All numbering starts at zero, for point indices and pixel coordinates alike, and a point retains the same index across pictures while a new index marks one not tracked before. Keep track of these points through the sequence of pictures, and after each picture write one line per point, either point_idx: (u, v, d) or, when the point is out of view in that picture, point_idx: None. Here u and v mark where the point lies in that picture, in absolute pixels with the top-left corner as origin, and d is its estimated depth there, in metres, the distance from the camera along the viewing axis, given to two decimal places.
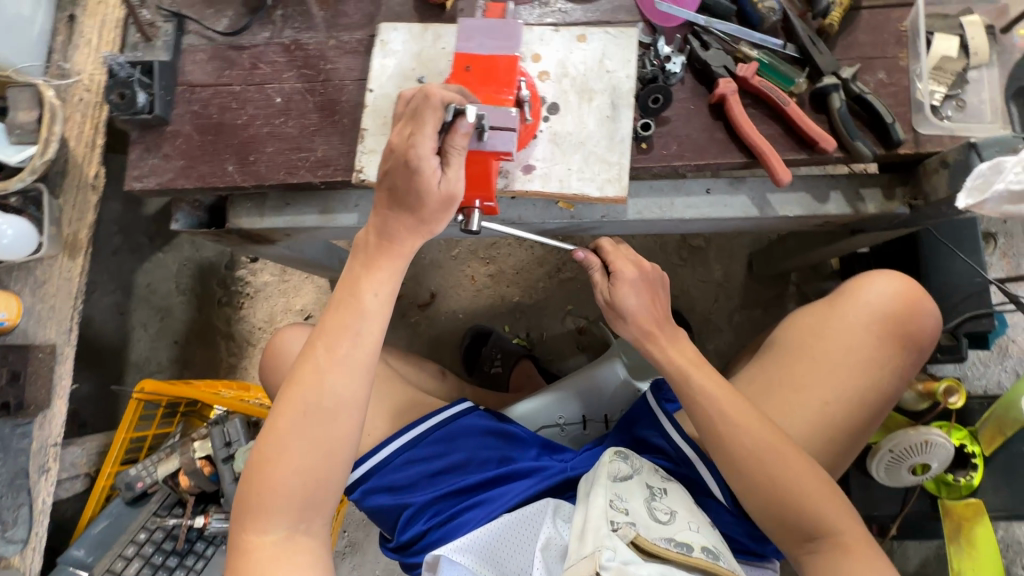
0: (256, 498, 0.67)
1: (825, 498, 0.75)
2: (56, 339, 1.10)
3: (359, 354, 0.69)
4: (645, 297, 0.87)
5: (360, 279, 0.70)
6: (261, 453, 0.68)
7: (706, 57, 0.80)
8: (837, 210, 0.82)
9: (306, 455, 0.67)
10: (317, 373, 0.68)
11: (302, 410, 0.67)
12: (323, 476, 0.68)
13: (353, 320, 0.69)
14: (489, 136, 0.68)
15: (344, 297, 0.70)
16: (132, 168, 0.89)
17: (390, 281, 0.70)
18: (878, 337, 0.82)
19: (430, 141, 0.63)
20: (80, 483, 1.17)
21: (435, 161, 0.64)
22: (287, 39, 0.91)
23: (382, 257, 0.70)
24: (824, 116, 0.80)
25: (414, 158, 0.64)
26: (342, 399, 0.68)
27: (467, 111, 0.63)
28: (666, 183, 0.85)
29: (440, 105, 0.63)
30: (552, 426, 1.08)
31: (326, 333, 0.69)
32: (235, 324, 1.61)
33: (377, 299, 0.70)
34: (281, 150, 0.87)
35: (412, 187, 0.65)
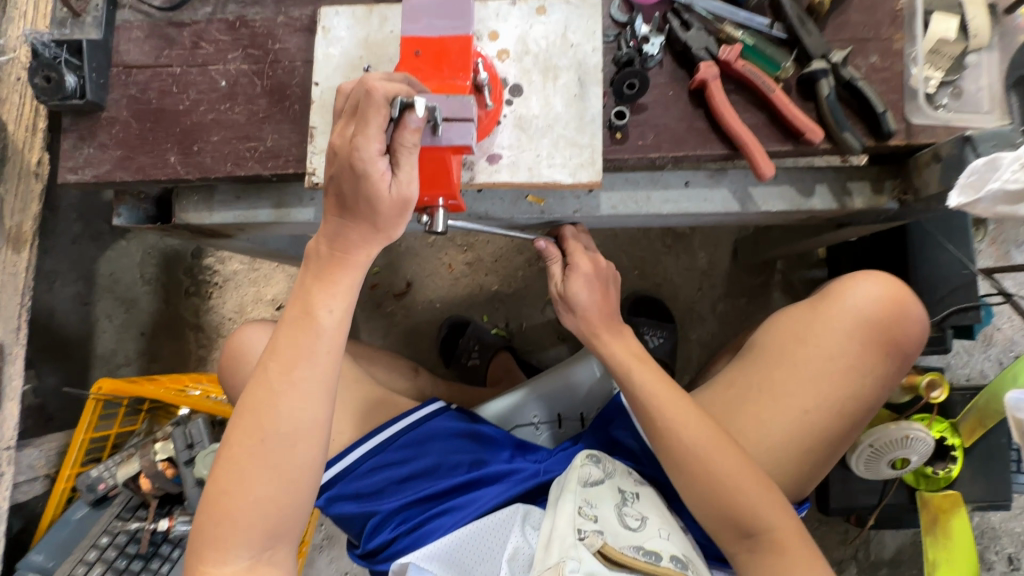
0: (211, 530, 0.63)
1: (776, 509, 0.72)
2: (4, 338, 1.04)
3: (319, 377, 0.65)
4: (598, 293, 0.88)
5: (315, 294, 0.65)
6: (217, 483, 0.64)
7: (687, 39, 0.74)
8: (822, 204, 0.77)
9: (265, 485, 0.64)
10: (271, 395, 0.64)
11: (258, 437, 0.63)
12: (284, 505, 0.65)
13: (308, 340, 0.64)
14: (443, 129, 0.60)
15: (298, 315, 0.65)
16: (66, 159, 0.82)
17: (346, 297, 0.65)
18: (862, 343, 0.79)
19: (375, 142, 0.57)
20: (40, 485, 1.13)
21: (384, 163, 0.58)
22: (231, 15, 0.83)
23: (338, 271, 0.64)
24: (812, 104, 0.74)
25: (359, 162, 0.58)
26: (299, 423, 0.64)
27: (416, 104, 0.55)
28: (643, 176, 0.80)
29: (383, 101, 0.56)
30: (527, 425, 1.04)
31: (277, 353, 0.64)
32: (204, 314, 1.55)
33: (333, 317, 0.65)
34: (227, 139, 0.81)
35: (360, 193, 0.59)
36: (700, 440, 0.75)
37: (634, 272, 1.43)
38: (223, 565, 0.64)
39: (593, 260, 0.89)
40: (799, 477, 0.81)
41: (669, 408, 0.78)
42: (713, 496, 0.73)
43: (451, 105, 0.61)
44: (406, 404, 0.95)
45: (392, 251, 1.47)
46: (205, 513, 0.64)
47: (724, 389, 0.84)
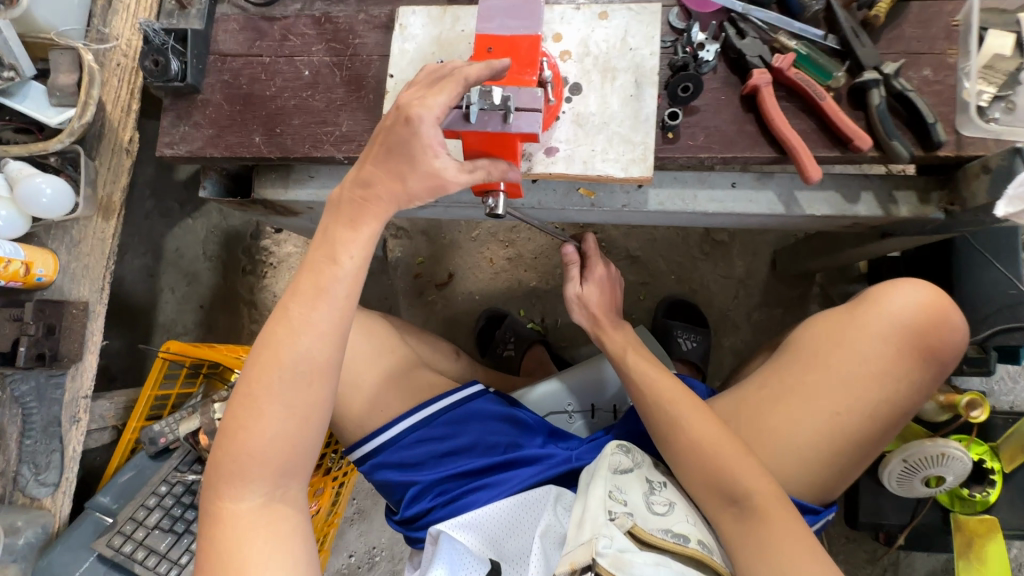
0: (232, 464, 0.70)
1: (753, 472, 0.78)
2: (89, 296, 1.15)
3: (335, 319, 0.70)
4: (606, 294, 1.06)
5: (339, 239, 0.69)
6: (235, 420, 0.70)
7: (742, 46, 0.78)
8: (867, 211, 0.79)
9: (281, 421, 0.70)
10: (291, 333, 0.69)
11: (272, 373, 0.69)
12: (294, 441, 0.70)
13: (327, 283, 0.69)
14: (515, 117, 0.66)
15: (319, 260, 0.69)
16: (164, 134, 0.91)
17: (366, 245, 0.69)
18: (898, 349, 0.81)
19: (439, 109, 0.63)
20: (108, 435, 1.23)
21: (453, 161, 0.66)
22: (318, 12, 0.91)
23: (359, 216, 0.68)
24: (862, 113, 0.77)
25: (414, 118, 0.63)
26: (314, 362, 0.69)
27: (492, 92, 0.64)
28: (691, 176, 0.84)
29: (463, 82, 0.63)
30: (561, 413, 1.06)
31: (299, 293, 0.69)
32: (258, 292, 1.66)
33: (354, 262, 0.69)
34: (307, 123, 0.88)
35: (409, 150, 0.64)
36: (696, 423, 0.83)
37: (671, 277, 1.46)
38: (238, 501, 0.71)
39: (608, 267, 1.07)
40: (828, 479, 0.83)
41: (675, 404, 0.86)
42: (718, 480, 0.79)
43: (522, 96, 0.66)
44: (448, 382, 1.00)
45: (436, 243, 1.54)
46: (221, 449, 0.70)
47: (756, 388, 0.87)
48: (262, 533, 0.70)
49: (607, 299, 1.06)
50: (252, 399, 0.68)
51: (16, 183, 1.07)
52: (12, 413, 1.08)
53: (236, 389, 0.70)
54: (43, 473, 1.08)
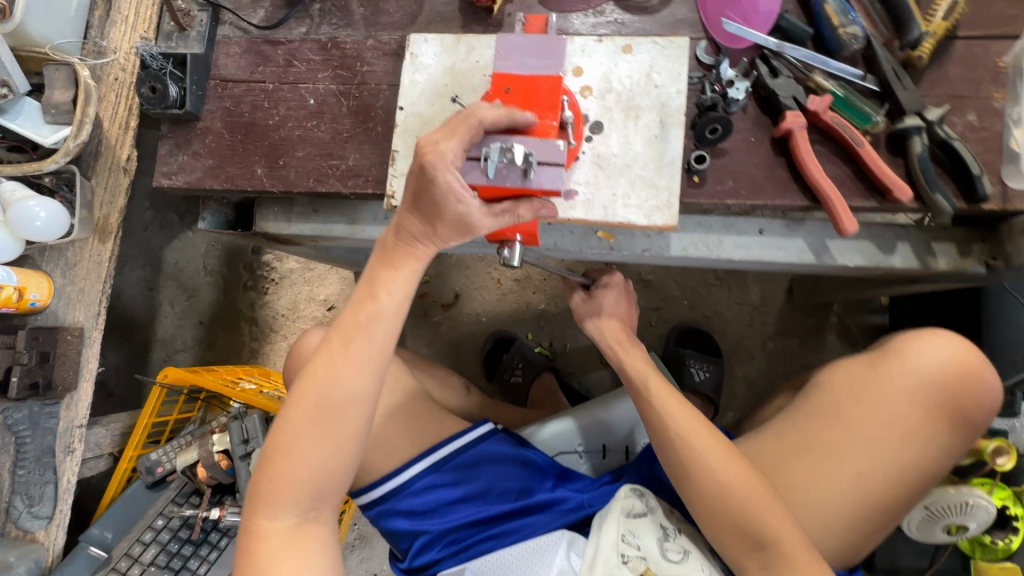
0: (266, 487, 0.68)
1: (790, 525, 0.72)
2: (84, 322, 1.11)
3: (375, 355, 0.66)
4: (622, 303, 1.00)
5: (378, 277, 0.65)
6: (275, 444, 0.68)
7: (775, 86, 0.73)
8: (903, 263, 0.75)
9: (316, 449, 0.67)
10: (330, 367, 0.66)
11: (313, 402, 0.66)
12: (332, 470, 0.68)
13: (368, 321, 0.65)
14: (537, 173, 0.59)
15: (361, 294, 0.66)
16: (162, 163, 0.87)
17: (407, 284, 0.65)
18: (926, 409, 0.78)
19: (453, 154, 0.56)
20: (104, 462, 1.19)
21: (478, 203, 0.58)
22: (324, 36, 0.86)
23: (399, 257, 0.65)
24: (901, 161, 0.72)
25: (430, 167, 0.56)
26: (350, 398, 0.66)
27: (514, 151, 0.58)
28: (716, 220, 0.79)
29: (477, 126, 0.58)
30: (572, 453, 1.03)
31: (341, 326, 0.67)
32: (258, 308, 1.60)
33: (393, 300, 0.65)
34: (312, 156, 0.84)
35: (429, 197, 0.58)
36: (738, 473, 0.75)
37: (684, 303, 1.42)
38: (274, 519, 0.68)
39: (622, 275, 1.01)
40: (851, 543, 0.80)
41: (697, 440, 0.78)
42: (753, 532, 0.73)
43: (544, 146, 0.60)
44: (456, 422, 0.97)
45: (442, 262, 1.50)
46: (261, 471, 0.68)
47: (773, 440, 0.83)
48: (292, 554, 0.67)
49: (622, 311, 0.99)
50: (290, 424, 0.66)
51: (9, 206, 1.03)
52: (5, 443, 1.05)
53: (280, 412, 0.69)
54: (36, 505, 1.06)
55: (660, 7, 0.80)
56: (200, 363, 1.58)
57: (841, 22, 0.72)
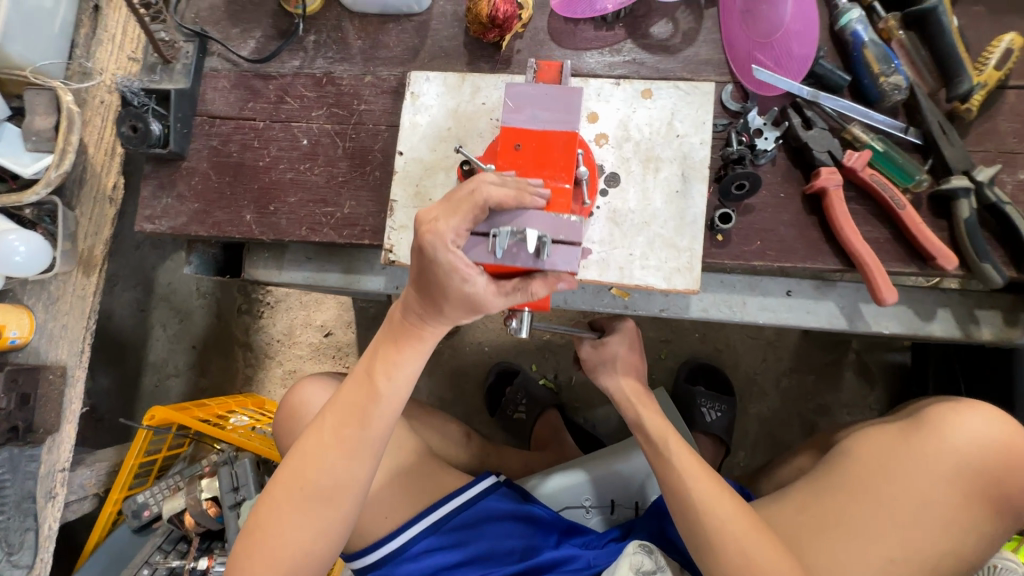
0: (242, 566, 0.62)
1: None
2: (68, 360, 1.06)
3: (371, 439, 0.63)
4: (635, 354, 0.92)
5: (379, 358, 0.63)
6: (257, 519, 0.63)
7: (808, 138, 0.67)
8: (943, 331, 0.69)
9: (300, 528, 0.63)
10: (320, 445, 0.63)
11: (298, 483, 0.63)
12: (315, 549, 0.63)
13: (365, 403, 0.63)
14: (550, 253, 0.53)
15: (362, 374, 0.64)
16: (144, 206, 0.81)
17: (410, 368, 0.63)
18: (965, 495, 0.74)
19: (453, 233, 0.51)
20: (88, 504, 1.14)
21: (485, 279, 0.53)
22: (319, 71, 0.80)
23: (403, 340, 0.62)
24: (945, 223, 0.66)
25: (429, 248, 0.51)
26: (339, 480, 0.63)
27: (528, 238, 0.51)
28: (740, 280, 0.73)
29: (483, 205, 0.51)
30: (578, 508, 0.97)
31: (337, 406, 0.64)
32: (254, 333, 1.52)
33: (392, 385, 0.63)
34: (305, 202, 0.78)
35: (432, 277, 0.53)
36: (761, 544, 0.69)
37: (695, 335, 1.36)
38: None
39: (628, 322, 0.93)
40: None
41: (718, 505, 0.72)
42: None
43: (560, 226, 0.53)
44: (457, 476, 0.92)
45: None
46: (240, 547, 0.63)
47: (795, 512, 0.78)
48: None
49: (635, 361, 0.92)
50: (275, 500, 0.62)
51: None
52: None
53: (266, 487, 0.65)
54: (16, 554, 1.01)
55: (682, 46, 0.73)
56: (192, 389, 1.53)
57: (883, 71, 0.66)
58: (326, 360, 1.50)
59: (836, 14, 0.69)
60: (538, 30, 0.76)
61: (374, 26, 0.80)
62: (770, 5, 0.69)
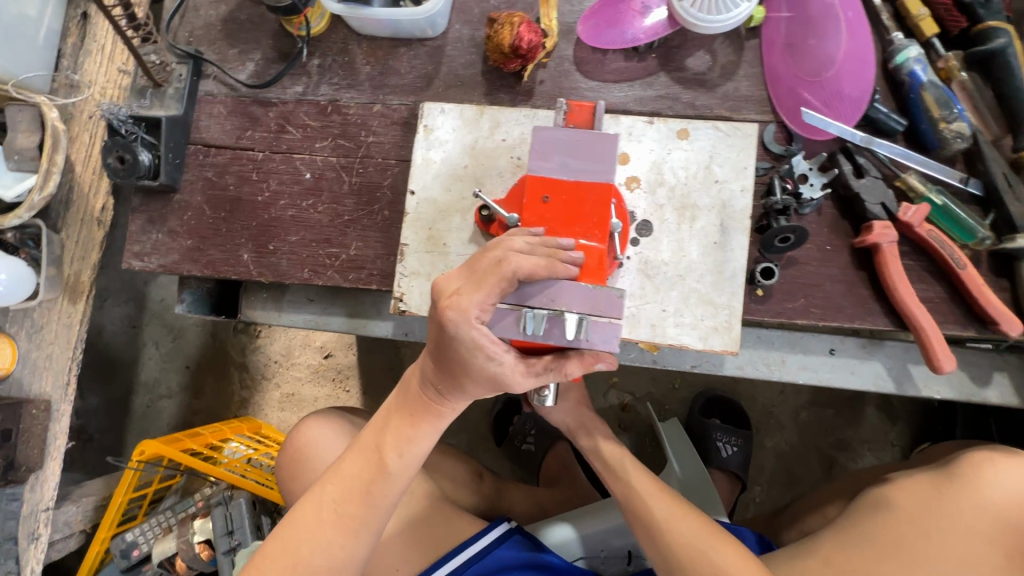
0: None
1: None
2: (52, 393, 0.99)
3: (373, 519, 0.58)
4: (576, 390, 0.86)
5: (390, 431, 0.58)
6: None
7: (860, 188, 0.61)
8: (999, 397, 0.64)
9: None
10: (319, 520, 0.58)
11: (289, 562, 0.57)
12: None
13: (371, 480, 0.58)
14: (588, 332, 0.48)
15: (369, 448, 0.58)
16: (133, 242, 0.75)
17: (423, 445, 0.58)
18: (1005, 554, 0.69)
19: (478, 309, 0.45)
20: (74, 541, 1.08)
21: (512, 357, 0.48)
22: (323, 98, 0.74)
23: (419, 415, 0.57)
24: (1006, 283, 0.61)
25: (452, 326, 0.46)
26: (335, 559, 0.58)
27: (567, 320, 0.47)
28: (779, 335, 0.68)
29: (511, 277, 0.45)
30: (593, 558, 0.91)
31: (340, 479, 0.58)
32: (250, 354, 1.45)
33: (401, 462, 0.58)
34: (307, 242, 0.72)
35: (454, 354, 0.48)
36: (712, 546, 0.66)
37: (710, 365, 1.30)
38: None
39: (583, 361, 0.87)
40: None
41: (681, 522, 0.69)
42: None
43: (598, 300, 0.48)
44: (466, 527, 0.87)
45: None
46: None
47: (819, 565, 0.73)
48: None
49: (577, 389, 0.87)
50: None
51: None
52: None
53: (250, 558, 0.59)
54: None
55: (720, 81, 0.68)
56: (185, 411, 1.46)
57: (943, 116, 0.60)
58: (326, 382, 1.44)
59: (890, 51, 0.63)
60: (562, 59, 0.70)
61: (384, 50, 0.74)
62: (817, 40, 0.65)
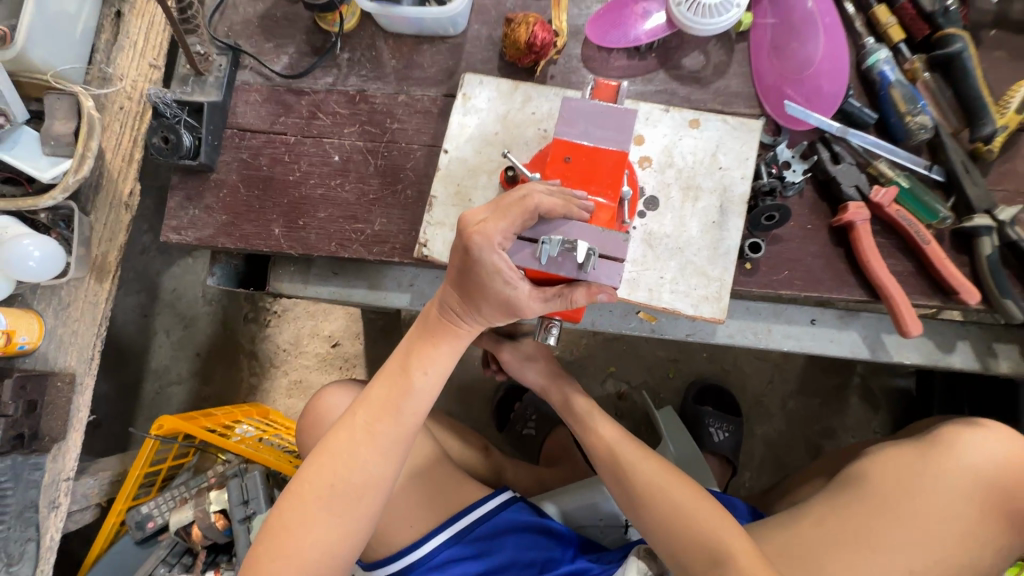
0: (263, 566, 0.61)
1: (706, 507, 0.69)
2: (76, 367, 1.03)
3: (401, 435, 0.65)
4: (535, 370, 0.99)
5: (414, 354, 0.65)
6: (281, 518, 0.62)
7: (836, 172, 0.69)
8: (962, 363, 0.72)
9: (326, 527, 0.62)
10: (351, 442, 0.63)
11: (326, 482, 0.62)
12: (338, 551, 0.63)
13: (399, 399, 0.64)
14: (595, 266, 0.54)
15: (393, 371, 0.66)
16: (170, 217, 0.81)
17: (444, 363, 0.65)
18: (981, 510, 0.76)
19: (501, 236, 0.53)
20: (89, 514, 1.12)
21: (526, 286, 0.56)
22: (352, 88, 0.81)
23: (439, 336, 0.64)
24: (967, 258, 0.69)
25: (477, 253, 0.53)
26: (369, 476, 0.63)
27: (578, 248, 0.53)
28: (766, 306, 0.75)
29: (533, 211, 0.52)
30: (592, 527, 0.96)
31: (368, 402, 0.65)
32: (260, 342, 1.50)
33: (426, 379, 0.65)
34: (335, 218, 0.78)
35: (478, 278, 0.55)
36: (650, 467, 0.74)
37: (702, 355, 1.36)
38: None
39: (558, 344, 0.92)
40: None
41: (643, 462, 0.75)
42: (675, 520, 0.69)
43: (604, 240, 0.55)
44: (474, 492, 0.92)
45: None
46: (260, 545, 0.62)
47: (811, 525, 0.78)
48: None
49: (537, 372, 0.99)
50: (302, 499, 0.62)
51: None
52: None
53: (287, 486, 0.64)
54: (16, 565, 0.98)
55: (712, 78, 0.75)
56: (194, 398, 1.50)
57: (909, 110, 0.68)
58: (333, 371, 1.48)
59: (863, 53, 0.71)
60: (571, 57, 0.78)
61: (409, 46, 0.81)
62: (799, 43, 0.72)
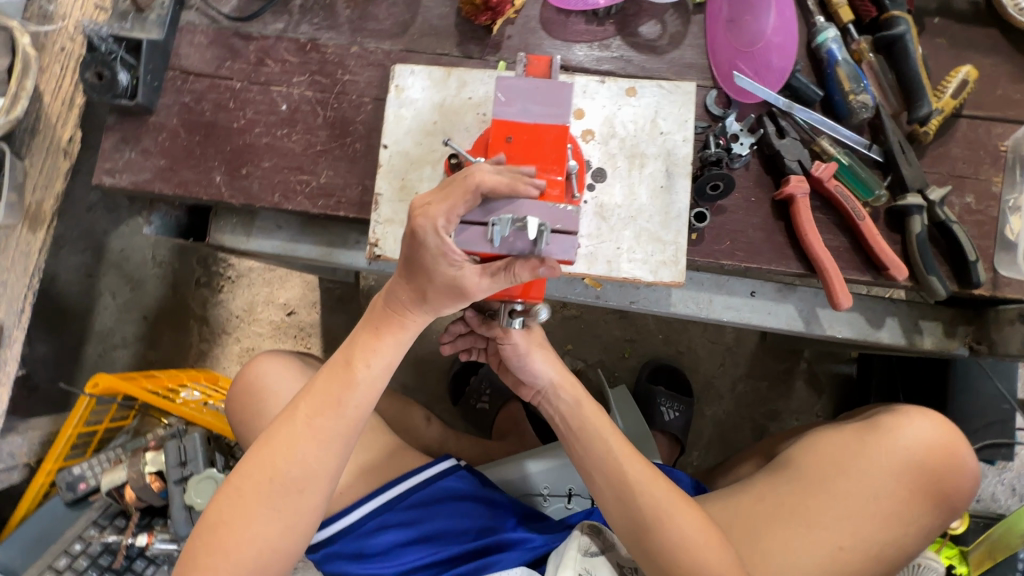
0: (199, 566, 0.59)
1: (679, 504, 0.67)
2: (5, 319, 0.96)
3: (344, 428, 0.63)
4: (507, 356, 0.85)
5: (359, 346, 0.63)
6: (218, 513, 0.60)
7: (781, 146, 0.70)
8: (890, 338, 0.74)
9: (265, 521, 0.61)
10: (292, 435, 0.61)
11: (266, 475, 0.61)
12: (279, 546, 0.61)
13: (342, 392, 0.62)
14: (549, 241, 0.53)
15: (338, 362, 0.64)
16: (104, 159, 0.77)
17: (389, 356, 0.64)
18: (909, 490, 0.79)
19: (444, 218, 0.51)
20: (17, 474, 1.07)
21: (472, 267, 0.54)
22: (303, 36, 0.78)
23: (382, 328, 0.63)
24: (899, 237, 0.71)
25: (422, 232, 0.52)
26: (311, 469, 0.62)
27: (529, 224, 0.51)
28: (708, 278, 0.76)
29: (475, 189, 0.51)
30: (535, 496, 0.95)
31: (311, 394, 0.63)
32: (212, 308, 1.46)
33: (371, 372, 0.63)
34: (279, 168, 0.76)
35: (423, 261, 0.54)
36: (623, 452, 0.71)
37: (658, 337, 1.38)
38: None
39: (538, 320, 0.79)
40: None
41: (654, 485, 0.68)
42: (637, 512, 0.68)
43: (556, 214, 0.53)
44: (418, 457, 0.91)
45: None
46: (196, 542, 0.60)
47: (752, 501, 0.80)
48: None
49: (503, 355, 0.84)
50: (241, 495, 0.60)
51: None
52: None
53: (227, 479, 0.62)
54: None
55: (668, 48, 0.76)
56: (139, 362, 1.45)
57: (853, 89, 0.70)
58: (287, 340, 1.45)
59: (813, 32, 0.72)
60: (530, 17, 0.77)
61: None
62: (753, 17, 0.73)
